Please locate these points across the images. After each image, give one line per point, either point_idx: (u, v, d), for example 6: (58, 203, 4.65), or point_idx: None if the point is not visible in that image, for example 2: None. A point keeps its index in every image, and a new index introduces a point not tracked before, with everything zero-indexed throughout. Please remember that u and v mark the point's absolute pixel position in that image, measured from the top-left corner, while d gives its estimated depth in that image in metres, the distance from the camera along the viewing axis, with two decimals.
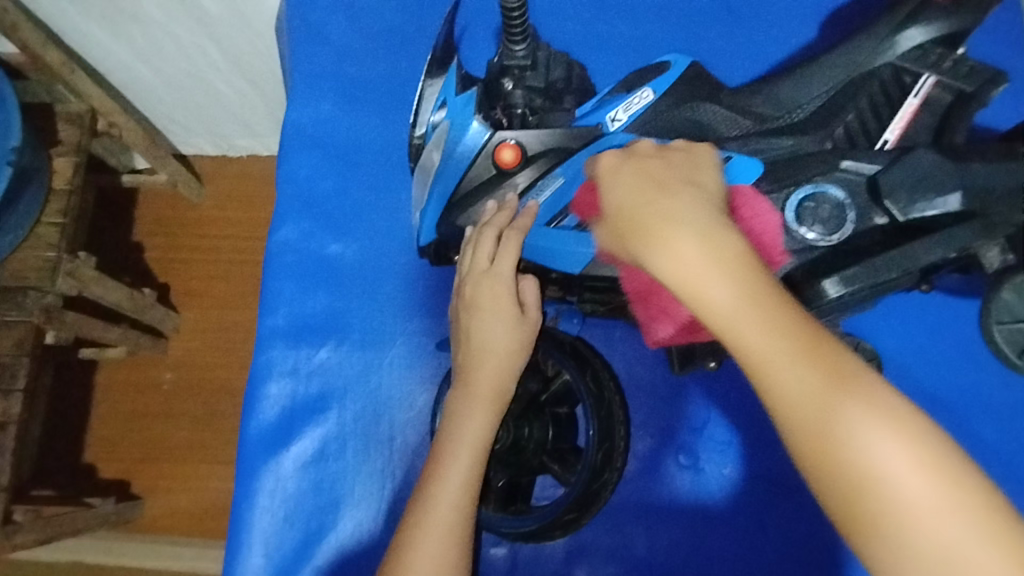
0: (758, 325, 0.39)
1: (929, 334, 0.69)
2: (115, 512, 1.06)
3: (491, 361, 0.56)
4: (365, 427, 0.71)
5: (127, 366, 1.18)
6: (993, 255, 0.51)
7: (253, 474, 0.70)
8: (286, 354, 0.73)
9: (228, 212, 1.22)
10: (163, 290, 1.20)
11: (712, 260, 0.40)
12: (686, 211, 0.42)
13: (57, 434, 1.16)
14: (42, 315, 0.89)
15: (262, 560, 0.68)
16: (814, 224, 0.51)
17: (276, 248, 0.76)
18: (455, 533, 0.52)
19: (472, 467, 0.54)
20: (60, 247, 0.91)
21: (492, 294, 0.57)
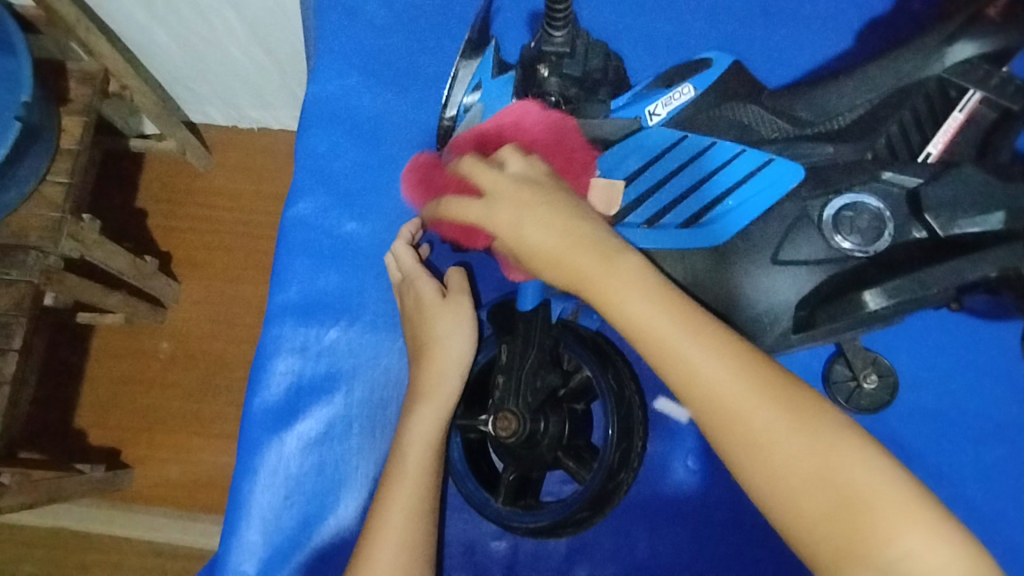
0: (764, 402, 0.45)
1: (945, 352, 0.73)
2: (104, 479, 1.05)
3: (429, 352, 0.61)
4: (374, 409, 0.70)
5: (124, 333, 1.16)
6: None
7: (254, 451, 0.69)
8: (296, 331, 0.71)
9: (234, 183, 1.20)
10: (164, 258, 1.18)
11: (696, 347, 0.46)
12: (625, 284, 0.47)
13: (47, 397, 1.14)
14: (42, 277, 0.88)
15: (261, 539, 0.67)
16: (851, 234, 0.50)
17: (291, 222, 0.74)
18: (409, 537, 0.55)
19: (420, 470, 0.57)
20: (64, 208, 0.89)
21: (415, 292, 0.64)
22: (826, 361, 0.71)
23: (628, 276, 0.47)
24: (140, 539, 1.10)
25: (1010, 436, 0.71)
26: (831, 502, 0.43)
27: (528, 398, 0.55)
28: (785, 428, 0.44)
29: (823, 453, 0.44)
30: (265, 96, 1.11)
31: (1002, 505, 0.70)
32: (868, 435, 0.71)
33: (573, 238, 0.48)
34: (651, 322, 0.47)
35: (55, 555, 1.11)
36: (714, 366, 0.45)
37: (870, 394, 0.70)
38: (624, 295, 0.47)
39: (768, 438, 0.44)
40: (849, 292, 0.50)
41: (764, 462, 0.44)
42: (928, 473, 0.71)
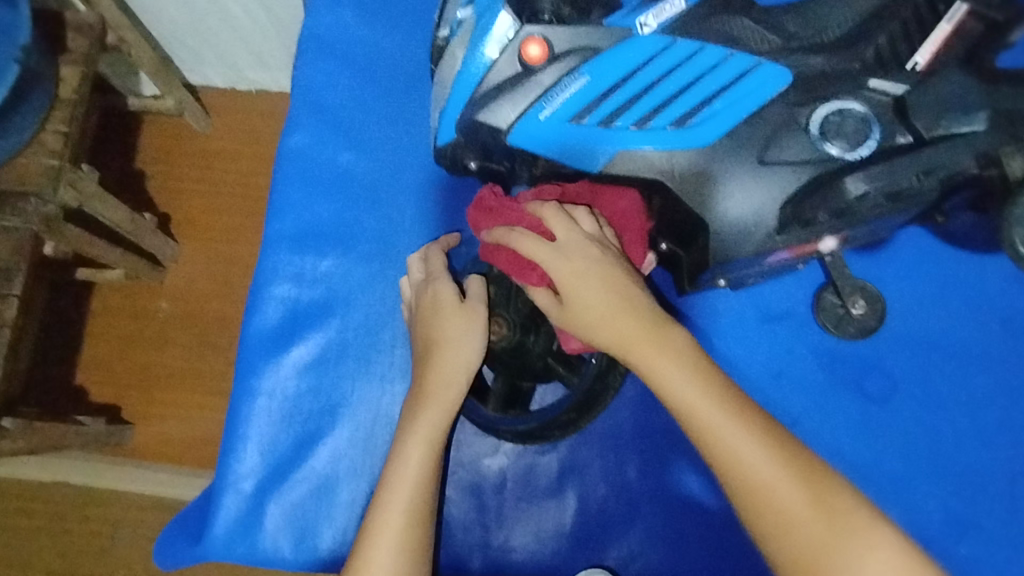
0: (715, 408, 0.50)
1: (936, 283, 0.73)
2: (105, 432, 1.06)
3: (438, 350, 0.58)
4: (368, 335, 0.71)
5: (125, 293, 1.18)
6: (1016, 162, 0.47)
7: (252, 373, 0.70)
8: (291, 259, 0.72)
9: (234, 145, 1.21)
10: (163, 218, 1.19)
11: (672, 360, 0.51)
12: (620, 313, 0.52)
13: (49, 354, 1.16)
14: (42, 225, 0.87)
15: (258, 458, 0.68)
16: (838, 137, 0.50)
17: (287, 153, 0.75)
18: (407, 541, 0.55)
19: (421, 472, 0.56)
20: (63, 156, 0.89)
21: (433, 293, 0.60)
22: (817, 290, 0.73)
23: (619, 298, 0.52)
24: (141, 493, 1.11)
25: (1003, 367, 0.71)
26: (785, 516, 0.48)
27: (517, 306, 0.61)
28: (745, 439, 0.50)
29: (772, 459, 0.49)
30: (263, 54, 1.11)
31: (989, 435, 0.71)
32: (856, 361, 0.72)
33: (592, 272, 0.52)
34: (639, 340, 0.51)
35: (58, 509, 1.12)
36: (681, 381, 0.50)
37: (857, 319, 0.71)
38: (617, 323, 0.51)
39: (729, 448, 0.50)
40: (834, 181, 0.49)
41: (726, 465, 0.49)
42: (918, 400, 0.71)
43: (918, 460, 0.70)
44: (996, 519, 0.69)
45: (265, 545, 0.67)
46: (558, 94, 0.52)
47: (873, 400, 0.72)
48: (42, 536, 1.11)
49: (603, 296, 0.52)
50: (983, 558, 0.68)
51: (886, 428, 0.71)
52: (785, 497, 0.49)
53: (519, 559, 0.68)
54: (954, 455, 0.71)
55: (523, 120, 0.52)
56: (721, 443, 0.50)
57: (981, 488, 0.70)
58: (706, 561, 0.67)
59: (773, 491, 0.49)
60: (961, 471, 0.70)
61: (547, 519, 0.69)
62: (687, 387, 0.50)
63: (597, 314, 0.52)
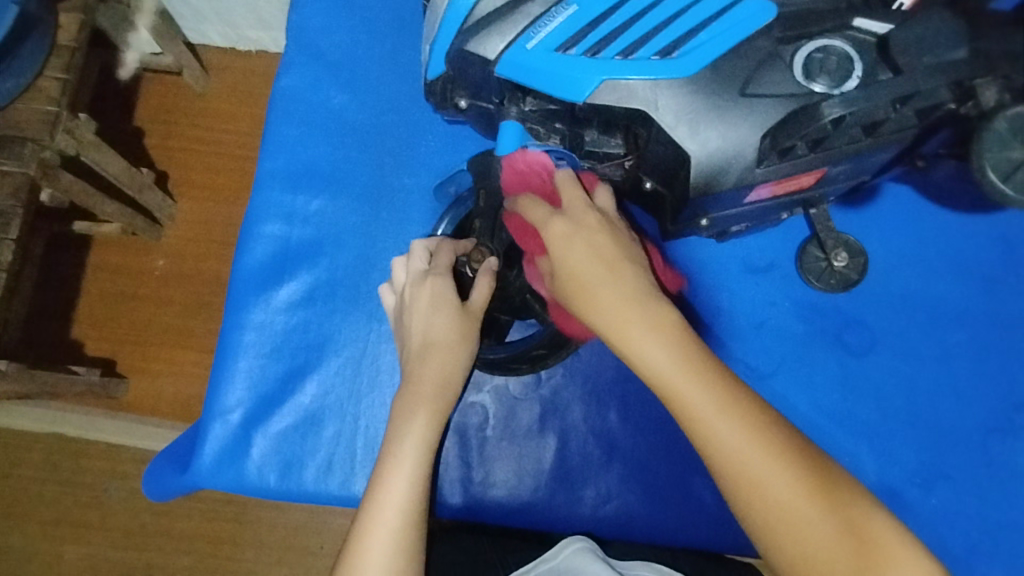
0: (720, 401, 0.47)
1: (917, 240, 0.75)
2: (99, 383, 1.05)
3: (432, 352, 0.57)
4: (358, 275, 0.72)
5: (120, 249, 1.18)
6: (990, 93, 0.44)
7: (243, 308, 0.71)
8: (283, 198, 0.73)
9: (232, 105, 1.21)
10: (161, 176, 1.19)
11: (667, 342, 0.49)
12: (622, 294, 0.51)
13: (44, 308, 1.16)
14: (38, 170, 0.87)
15: (246, 392, 0.70)
16: (821, 75, 0.51)
17: (280, 93, 0.75)
18: (398, 561, 0.52)
19: (415, 472, 0.55)
20: (60, 103, 0.88)
21: (427, 290, 0.59)
22: (801, 244, 0.74)
23: (610, 272, 0.52)
24: (135, 447, 1.11)
25: (976, 323, 0.73)
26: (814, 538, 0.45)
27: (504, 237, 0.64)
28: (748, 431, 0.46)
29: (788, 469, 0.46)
30: (263, 12, 1.12)
31: (966, 392, 0.72)
32: (837, 314, 0.73)
33: (595, 259, 0.52)
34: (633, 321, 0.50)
35: (45, 462, 1.11)
36: (668, 355, 0.49)
37: (839, 272, 0.73)
38: (617, 309, 0.50)
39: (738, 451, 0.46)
40: (810, 106, 0.49)
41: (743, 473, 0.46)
42: (895, 354, 0.73)
43: (893, 414, 0.72)
44: (970, 472, 0.70)
45: (251, 476, 0.68)
46: (546, 24, 0.52)
47: (852, 353, 0.73)
48: (28, 490, 1.10)
49: (607, 285, 0.51)
50: (955, 508, 0.70)
51: (863, 381, 0.73)
52: (801, 504, 0.45)
53: (499, 498, 0.70)
54: (932, 411, 0.72)
55: (511, 50, 0.53)
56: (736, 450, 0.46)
57: (958, 444, 0.71)
58: (679, 504, 0.69)
59: (801, 528, 0.45)
60: (936, 426, 0.72)
61: (529, 460, 0.70)
62: (733, 433, 0.46)
63: (622, 318, 0.50)
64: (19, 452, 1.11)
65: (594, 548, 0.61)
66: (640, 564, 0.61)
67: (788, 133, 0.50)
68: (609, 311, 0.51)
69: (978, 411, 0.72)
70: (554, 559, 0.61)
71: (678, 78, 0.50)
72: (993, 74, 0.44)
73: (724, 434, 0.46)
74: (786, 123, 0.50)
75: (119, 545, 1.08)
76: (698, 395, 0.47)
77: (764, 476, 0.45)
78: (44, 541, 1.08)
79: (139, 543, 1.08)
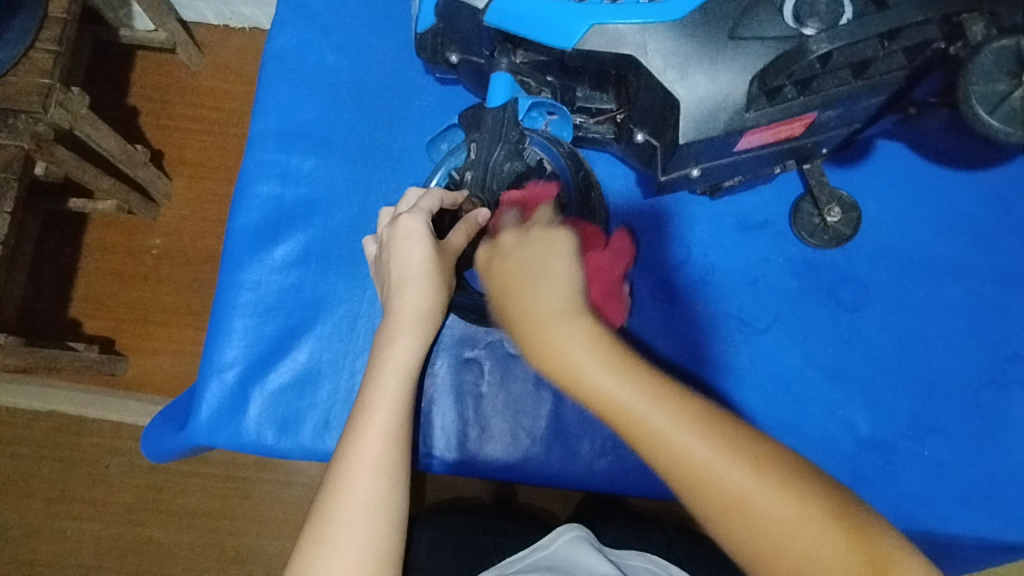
0: (652, 406, 0.47)
1: (909, 197, 0.75)
2: (98, 360, 1.04)
3: (406, 286, 0.57)
4: (352, 235, 0.72)
5: (117, 228, 1.17)
6: (978, 29, 0.45)
7: (238, 266, 0.72)
8: (276, 158, 0.73)
9: (227, 84, 1.20)
10: (156, 154, 1.19)
11: (589, 347, 0.49)
12: (552, 297, 0.51)
13: (42, 287, 1.15)
14: (32, 143, 0.86)
15: (242, 350, 0.70)
16: (811, 18, 0.50)
17: (271, 53, 0.75)
18: (382, 487, 0.53)
19: (395, 397, 0.56)
20: (53, 75, 0.86)
21: (402, 228, 0.57)
22: (795, 200, 0.74)
23: (542, 274, 0.52)
24: (135, 425, 1.11)
25: (971, 278, 0.74)
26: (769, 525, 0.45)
27: (495, 189, 0.61)
28: (680, 431, 0.47)
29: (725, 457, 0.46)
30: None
31: (956, 347, 0.73)
32: (830, 271, 0.74)
33: (530, 277, 0.52)
34: (569, 341, 0.50)
35: (46, 441, 1.11)
36: (594, 367, 0.49)
37: (832, 228, 0.73)
38: (564, 341, 0.50)
39: (685, 459, 0.46)
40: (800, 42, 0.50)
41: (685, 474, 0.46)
42: (888, 309, 0.73)
43: (885, 370, 0.73)
44: (962, 426, 0.71)
45: (248, 433, 0.68)
46: None
47: (845, 309, 0.73)
48: (31, 468, 1.10)
49: (542, 296, 0.51)
50: (948, 460, 0.70)
51: (857, 335, 0.73)
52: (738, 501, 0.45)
53: (495, 454, 0.70)
54: (926, 368, 0.72)
55: None
56: (657, 439, 0.47)
57: (952, 399, 0.72)
58: None
59: (748, 512, 0.45)
60: (929, 382, 0.72)
61: (525, 417, 0.71)
62: (682, 434, 0.47)
63: (539, 317, 0.51)
64: (19, 431, 1.11)
65: (590, 538, 0.60)
66: (634, 555, 0.61)
67: (776, 68, 0.50)
68: (537, 325, 0.51)
69: (969, 367, 0.72)
70: (549, 546, 0.59)
71: (665, 23, 0.50)
72: (980, 10, 0.45)
73: (660, 440, 0.47)
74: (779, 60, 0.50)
75: (123, 520, 1.09)
76: (626, 399, 0.48)
77: (719, 472, 0.46)
78: (49, 518, 1.09)
79: (142, 519, 1.09)
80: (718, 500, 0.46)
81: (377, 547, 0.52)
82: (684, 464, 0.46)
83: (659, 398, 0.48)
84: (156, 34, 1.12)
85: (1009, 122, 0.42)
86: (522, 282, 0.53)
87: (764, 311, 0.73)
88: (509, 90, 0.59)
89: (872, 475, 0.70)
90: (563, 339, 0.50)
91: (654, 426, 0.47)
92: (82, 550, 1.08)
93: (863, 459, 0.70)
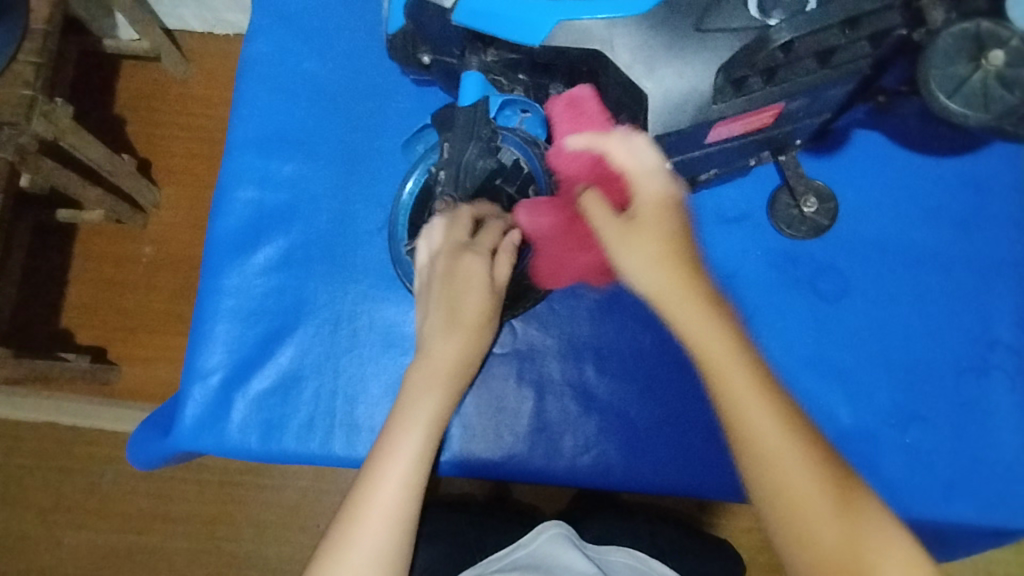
0: (733, 357, 0.50)
1: (884, 186, 0.75)
2: (89, 370, 1.05)
3: (454, 329, 0.58)
4: (331, 238, 0.73)
5: (106, 237, 1.17)
6: (937, 13, 0.45)
7: (218, 272, 0.72)
8: (254, 163, 0.74)
9: (212, 91, 1.20)
10: (144, 162, 1.19)
11: (695, 304, 0.51)
12: (659, 245, 0.52)
13: (34, 297, 1.15)
14: (16, 156, 0.87)
15: (224, 356, 0.70)
16: (775, 9, 0.51)
17: (248, 59, 0.75)
18: (405, 504, 0.55)
19: (421, 450, 0.56)
20: (35, 87, 0.86)
21: (464, 266, 0.58)
22: (772, 191, 0.75)
23: (661, 236, 0.52)
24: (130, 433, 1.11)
25: (951, 265, 0.74)
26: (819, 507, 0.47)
27: (467, 184, 0.59)
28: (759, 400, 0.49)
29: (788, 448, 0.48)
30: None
31: (936, 334, 0.73)
32: (809, 262, 0.74)
33: (658, 232, 0.52)
34: (665, 286, 0.51)
35: (40, 451, 1.11)
36: (695, 320, 0.51)
37: (809, 219, 0.74)
38: (657, 278, 0.52)
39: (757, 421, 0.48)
40: (762, 31, 0.50)
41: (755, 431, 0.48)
42: (867, 299, 0.74)
43: (866, 360, 0.73)
44: (942, 414, 0.71)
45: (233, 438, 0.69)
46: None
47: (825, 299, 0.74)
48: (26, 479, 1.10)
49: (648, 246, 0.52)
50: (929, 448, 0.70)
51: (837, 325, 0.73)
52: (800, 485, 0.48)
53: (479, 452, 0.70)
54: (907, 357, 0.73)
55: None
56: (742, 397, 0.49)
57: (935, 387, 0.72)
58: (657, 453, 0.70)
59: (789, 489, 0.48)
60: (910, 370, 0.72)
61: (509, 415, 0.71)
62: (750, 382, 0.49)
63: (654, 258, 0.52)
64: (14, 441, 1.11)
65: (571, 535, 0.61)
66: (616, 550, 0.63)
67: (739, 56, 0.50)
68: (653, 270, 0.52)
69: (950, 354, 0.73)
70: (531, 544, 0.60)
71: (629, 17, 0.51)
72: None
73: (737, 388, 0.49)
74: (744, 50, 0.50)
75: (119, 528, 1.09)
76: (716, 351, 0.50)
77: (784, 460, 0.48)
78: (46, 528, 1.09)
79: (138, 526, 1.09)
80: (766, 463, 0.48)
81: (384, 552, 0.54)
82: (779, 470, 0.48)
83: (743, 358, 0.50)
84: (140, 43, 1.12)
85: (968, 106, 0.42)
86: (649, 232, 0.52)
87: (744, 305, 0.73)
88: (478, 87, 0.59)
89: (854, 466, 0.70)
90: (659, 276, 0.52)
91: (768, 428, 0.48)
92: (80, 558, 1.08)
93: (846, 449, 0.71)
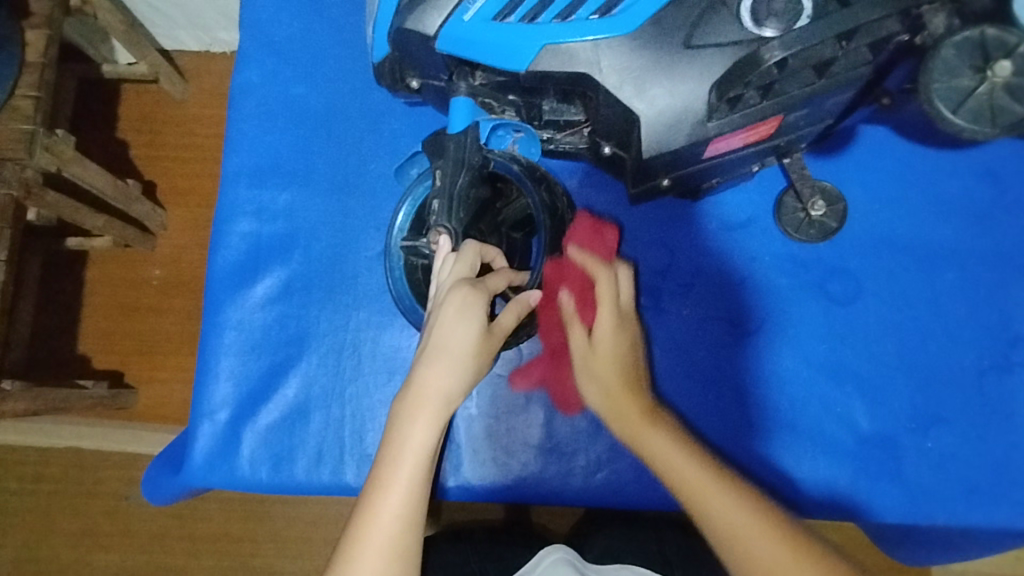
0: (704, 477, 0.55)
1: (894, 180, 0.73)
2: (109, 396, 1.04)
3: (440, 363, 0.55)
4: (330, 265, 0.72)
5: (116, 260, 1.16)
6: (939, 21, 0.45)
7: (219, 306, 0.72)
8: (250, 194, 0.73)
9: (213, 109, 1.19)
10: (149, 185, 1.18)
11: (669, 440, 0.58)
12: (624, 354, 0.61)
13: (47, 325, 1.15)
14: (22, 190, 0.84)
15: (230, 388, 0.71)
16: (769, 18, 0.49)
17: (238, 88, 0.75)
18: (400, 543, 0.53)
19: (414, 481, 0.54)
20: (36, 120, 0.83)
21: (459, 298, 0.54)
22: (777, 195, 0.73)
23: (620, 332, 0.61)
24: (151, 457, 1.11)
25: (965, 260, 0.72)
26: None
27: (462, 214, 0.58)
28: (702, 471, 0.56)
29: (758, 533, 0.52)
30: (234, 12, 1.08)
31: (955, 329, 0.71)
32: (819, 264, 0.72)
33: (618, 331, 0.61)
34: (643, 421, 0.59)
35: (66, 476, 1.12)
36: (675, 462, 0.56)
37: (817, 221, 0.72)
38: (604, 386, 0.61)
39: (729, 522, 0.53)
40: (755, 44, 0.48)
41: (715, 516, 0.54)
42: (880, 300, 0.72)
43: (882, 362, 0.71)
44: (963, 413, 0.69)
45: (244, 472, 0.69)
46: None
47: (837, 301, 0.72)
48: (55, 504, 1.11)
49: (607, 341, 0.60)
50: (951, 450, 0.69)
51: (850, 329, 0.71)
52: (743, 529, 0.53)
53: (488, 475, 0.70)
54: (925, 355, 0.71)
55: (449, 24, 0.52)
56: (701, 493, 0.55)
57: (957, 385, 0.70)
58: None
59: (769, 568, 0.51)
60: (930, 369, 0.70)
61: (517, 433, 0.70)
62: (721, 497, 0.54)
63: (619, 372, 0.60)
64: (41, 469, 1.12)
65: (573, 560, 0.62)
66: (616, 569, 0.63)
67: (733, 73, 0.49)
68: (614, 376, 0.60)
69: (970, 350, 0.70)
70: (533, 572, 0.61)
71: (617, 36, 0.49)
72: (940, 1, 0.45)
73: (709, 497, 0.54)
74: (736, 67, 0.49)
75: (146, 549, 1.10)
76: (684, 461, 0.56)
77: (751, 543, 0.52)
78: (76, 551, 1.11)
79: (166, 546, 1.10)
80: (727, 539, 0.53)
81: None
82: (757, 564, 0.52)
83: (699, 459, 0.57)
84: (137, 67, 1.10)
85: (976, 119, 0.41)
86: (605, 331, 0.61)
87: (752, 308, 0.72)
88: (467, 112, 0.58)
89: (874, 471, 0.68)
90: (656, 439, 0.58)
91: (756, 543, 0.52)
92: None
93: (865, 455, 0.69)
